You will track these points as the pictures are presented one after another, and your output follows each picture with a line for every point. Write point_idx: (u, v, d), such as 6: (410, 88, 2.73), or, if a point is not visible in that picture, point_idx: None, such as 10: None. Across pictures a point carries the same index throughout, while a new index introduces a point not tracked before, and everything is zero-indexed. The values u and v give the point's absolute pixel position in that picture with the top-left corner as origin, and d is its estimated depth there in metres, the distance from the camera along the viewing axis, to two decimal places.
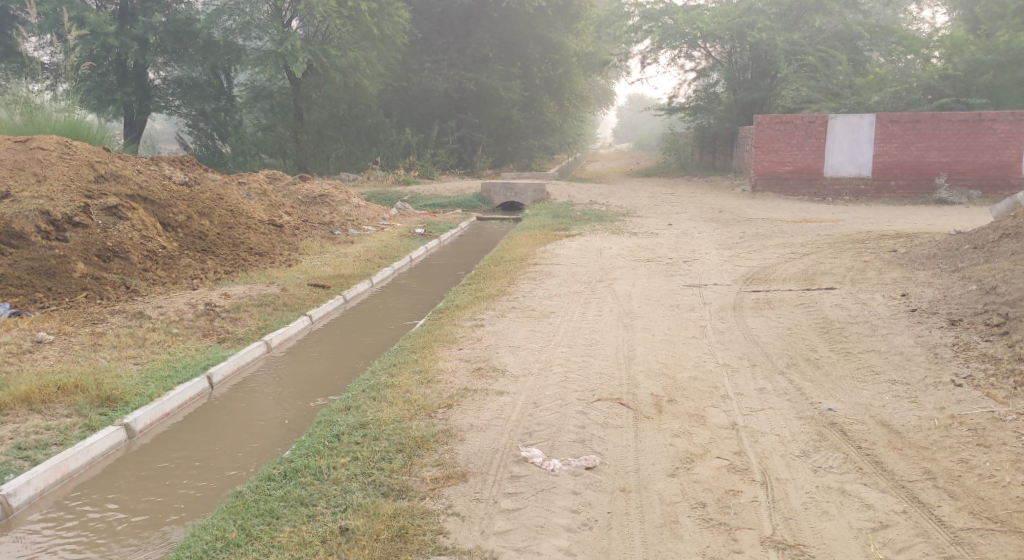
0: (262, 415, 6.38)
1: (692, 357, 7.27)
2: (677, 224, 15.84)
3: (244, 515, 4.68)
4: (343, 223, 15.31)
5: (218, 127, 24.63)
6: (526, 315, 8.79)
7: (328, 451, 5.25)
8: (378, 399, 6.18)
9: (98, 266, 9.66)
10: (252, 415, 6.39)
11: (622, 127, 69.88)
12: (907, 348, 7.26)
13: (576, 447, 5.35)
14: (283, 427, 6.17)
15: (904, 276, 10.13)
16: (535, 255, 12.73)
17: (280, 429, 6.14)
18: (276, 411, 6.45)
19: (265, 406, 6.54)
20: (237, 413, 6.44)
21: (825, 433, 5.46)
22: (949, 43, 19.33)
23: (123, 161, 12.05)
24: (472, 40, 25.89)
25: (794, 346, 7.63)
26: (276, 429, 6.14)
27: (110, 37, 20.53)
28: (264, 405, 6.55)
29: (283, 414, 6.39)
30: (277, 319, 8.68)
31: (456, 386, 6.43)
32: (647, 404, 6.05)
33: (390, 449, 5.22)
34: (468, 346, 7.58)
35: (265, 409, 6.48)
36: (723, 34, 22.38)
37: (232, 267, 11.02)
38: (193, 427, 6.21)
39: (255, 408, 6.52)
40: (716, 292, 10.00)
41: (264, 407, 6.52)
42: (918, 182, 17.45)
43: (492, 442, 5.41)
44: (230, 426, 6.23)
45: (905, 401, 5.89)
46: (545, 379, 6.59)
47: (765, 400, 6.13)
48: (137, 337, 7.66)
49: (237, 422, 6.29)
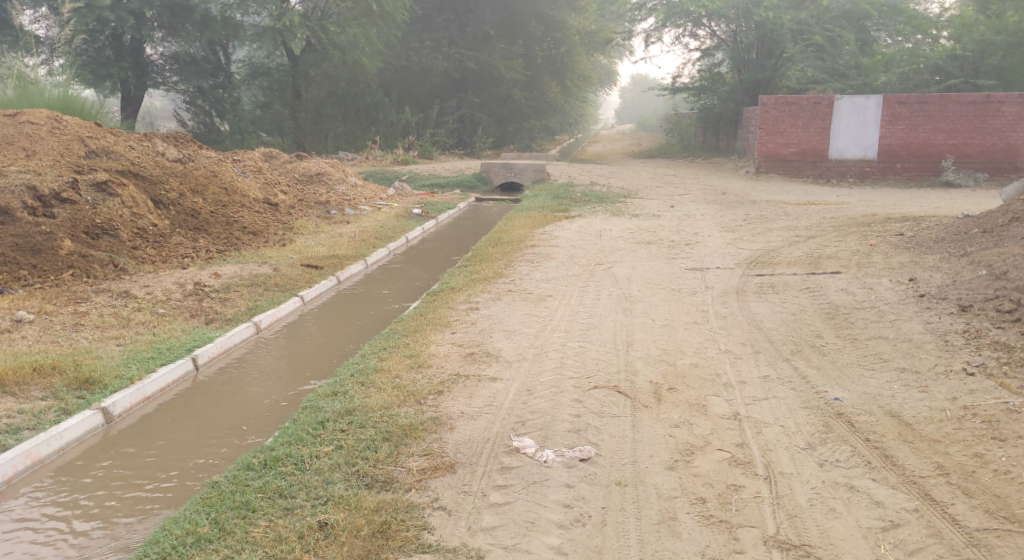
0: (247, 400, 6.16)
1: (693, 343, 7.04)
2: (680, 206, 15.54)
3: (218, 508, 4.45)
4: (340, 202, 15.04)
5: (215, 104, 23.76)
6: (522, 298, 8.55)
7: (311, 439, 5.01)
8: (366, 385, 5.94)
9: (85, 243, 9.40)
10: (237, 400, 6.17)
11: (624, 108, 69.40)
12: (916, 336, 7.01)
13: (570, 438, 5.13)
14: (267, 412, 5.95)
15: (910, 260, 9.86)
16: (533, 237, 12.48)
17: (262, 414, 5.92)
18: (262, 395, 6.24)
19: (251, 390, 6.32)
20: (222, 397, 6.22)
21: (832, 424, 5.22)
22: (959, 23, 18.77)
23: (115, 136, 11.77)
24: (473, 17, 25.39)
25: (798, 332, 7.39)
26: (259, 415, 5.92)
27: (105, 10, 19.89)
28: (249, 390, 6.34)
29: (269, 399, 6.17)
30: (267, 300, 8.43)
31: (448, 372, 6.20)
32: (646, 393, 5.82)
33: (376, 438, 4.98)
34: (462, 330, 7.33)
35: (251, 394, 6.27)
36: (728, 13, 22.07)
37: (224, 246, 10.80)
38: (174, 412, 5.98)
39: (240, 391, 6.32)
40: (718, 275, 9.75)
41: (249, 391, 6.31)
42: (923, 164, 17.14)
43: (483, 431, 5.19)
44: (212, 410, 6.01)
45: (915, 391, 5.65)
46: (540, 365, 6.36)
47: (768, 389, 5.90)
48: (122, 317, 7.41)
49: (220, 406, 6.07)
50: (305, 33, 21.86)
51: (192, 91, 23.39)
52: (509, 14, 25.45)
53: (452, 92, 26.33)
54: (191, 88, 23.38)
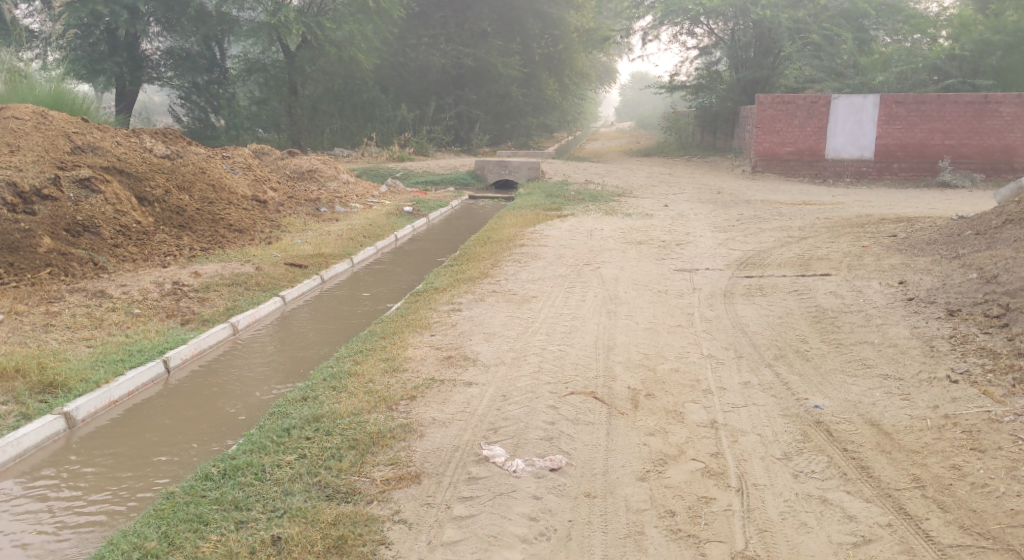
0: (214, 405, 6.05)
1: (675, 347, 6.91)
2: (673, 206, 15.42)
3: (169, 520, 4.36)
4: (331, 200, 14.90)
5: (211, 100, 24.17)
6: (506, 299, 8.42)
7: (274, 447, 4.91)
8: (338, 390, 5.81)
9: (65, 241, 9.27)
10: (204, 405, 6.06)
11: (624, 106, 69.24)
12: (901, 341, 6.89)
13: (541, 446, 5.02)
14: (234, 418, 5.83)
15: (901, 262, 9.74)
16: (523, 236, 12.35)
17: (228, 420, 5.81)
18: (231, 399, 6.13)
19: (221, 395, 6.21)
20: (190, 402, 6.10)
21: (809, 433, 5.10)
22: (958, 23, 18.77)
23: (101, 132, 11.63)
24: (471, 14, 25.19)
25: (783, 337, 7.27)
26: (225, 421, 5.80)
27: (99, 5, 19.74)
28: (218, 395, 6.22)
29: (237, 404, 6.06)
30: (247, 300, 8.30)
31: (423, 376, 6.08)
32: (623, 399, 5.70)
33: (342, 446, 4.88)
34: (441, 332, 7.21)
35: (219, 398, 6.15)
36: (727, 11, 21.80)
37: (208, 244, 10.66)
38: (140, 417, 5.87)
39: (209, 396, 6.20)
40: (706, 277, 9.62)
41: (217, 396, 6.19)
42: (920, 165, 17.02)
43: (453, 438, 5.09)
44: (177, 416, 5.89)
45: (896, 399, 5.53)
46: (517, 369, 6.24)
47: (748, 395, 5.77)
48: (94, 317, 7.29)
49: (187, 412, 5.95)
50: (300, 30, 21.63)
51: (187, 86, 23.66)
52: (507, 11, 25.26)
53: (449, 89, 26.13)
54: (185, 83, 23.58)
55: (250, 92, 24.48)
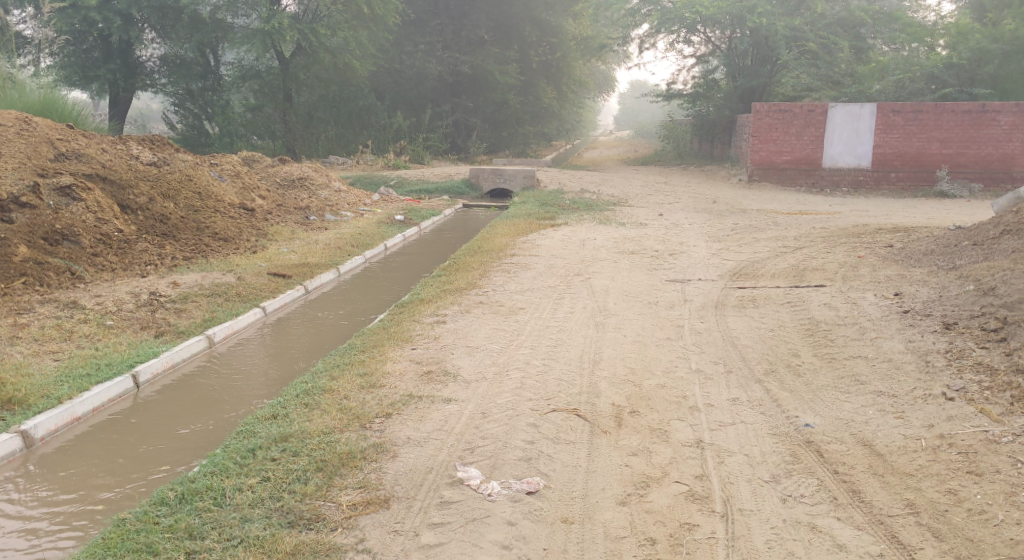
0: (170, 429, 5.80)
1: (663, 361, 6.70)
2: (668, 215, 15.22)
3: (117, 550, 4.21)
4: (321, 207, 14.69)
5: (205, 107, 23.86)
6: (493, 311, 8.20)
7: (237, 470, 4.75)
8: (310, 408, 5.59)
9: (43, 250, 9.02)
10: (161, 428, 5.82)
11: (623, 115, 69.21)
12: (896, 356, 6.68)
13: (519, 467, 4.81)
14: (185, 444, 5.58)
15: (897, 273, 9.53)
16: (514, 245, 12.15)
17: (178, 448, 5.54)
18: (186, 423, 5.87)
19: (176, 417, 5.96)
20: (147, 425, 5.87)
21: (800, 453, 4.88)
22: (955, 32, 18.57)
23: (87, 138, 11.42)
24: (468, 21, 24.87)
25: (774, 351, 7.06)
26: (174, 449, 5.53)
27: (92, 11, 19.53)
28: (177, 417, 5.97)
29: (190, 426, 5.81)
30: (225, 311, 8.08)
31: (400, 392, 5.85)
32: (607, 417, 5.47)
33: (308, 468, 4.72)
34: (422, 345, 6.99)
35: (176, 421, 5.91)
36: (722, 19, 21.71)
37: (191, 252, 10.41)
38: (92, 444, 5.63)
39: (167, 418, 5.96)
40: (699, 288, 9.42)
41: (175, 419, 5.94)
42: (917, 174, 16.85)
43: (427, 459, 4.89)
44: (129, 441, 5.65)
45: (891, 417, 5.31)
46: (499, 385, 6.01)
47: (736, 413, 5.57)
48: (64, 330, 7.12)
49: (139, 438, 5.70)
50: (295, 36, 21.12)
51: (181, 94, 23.46)
52: (504, 19, 25.11)
53: (445, 96, 25.95)
54: (179, 90, 23.41)
55: (245, 99, 24.05)
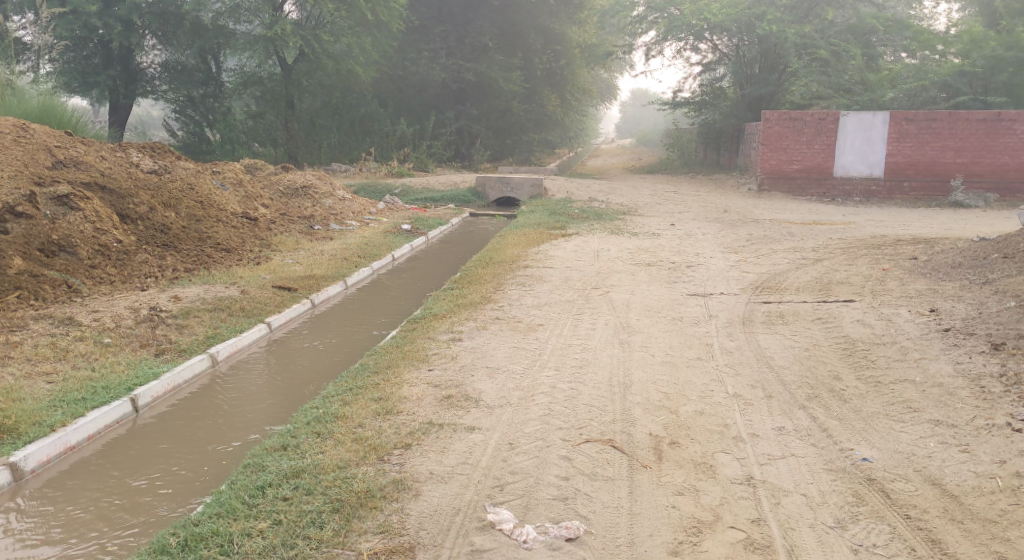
0: (167, 462, 5.37)
1: (698, 384, 6.25)
2: (680, 225, 14.79)
3: None
4: (325, 217, 14.27)
5: (206, 114, 23.41)
6: (510, 328, 7.75)
7: (245, 512, 4.40)
8: (323, 437, 5.15)
9: (39, 261, 8.60)
10: (158, 461, 5.39)
11: (625, 123, 68.84)
12: (946, 380, 6.23)
13: (555, 508, 4.48)
14: (184, 479, 5.16)
15: (929, 288, 9.06)
16: (526, 256, 11.72)
17: (178, 482, 5.13)
18: (184, 455, 5.43)
19: (177, 446, 5.56)
20: (143, 457, 5.43)
21: (864, 494, 4.63)
22: (967, 39, 17.98)
23: (86, 146, 11.05)
24: (472, 28, 24.66)
25: (813, 372, 6.62)
26: (172, 483, 5.13)
27: (92, 17, 19.17)
28: (178, 445, 5.57)
29: (189, 459, 5.39)
30: (229, 327, 7.65)
31: (419, 420, 5.40)
32: (645, 449, 5.06)
33: (324, 510, 4.38)
34: (440, 366, 6.54)
35: (178, 450, 5.51)
36: (731, 26, 21.33)
37: (193, 264, 9.97)
38: (84, 480, 5.19)
39: (168, 446, 5.56)
40: (722, 303, 8.96)
41: (177, 448, 5.52)
42: (932, 183, 16.45)
43: (453, 498, 4.53)
44: (122, 477, 5.21)
45: (956, 451, 5.00)
46: (524, 412, 5.56)
47: (784, 444, 5.14)
48: (59, 349, 6.69)
49: (134, 472, 5.27)
50: (298, 42, 20.63)
51: (182, 100, 23.05)
52: (509, 26, 24.78)
53: (449, 103, 25.56)
54: (180, 97, 23.01)
55: (246, 106, 23.67)
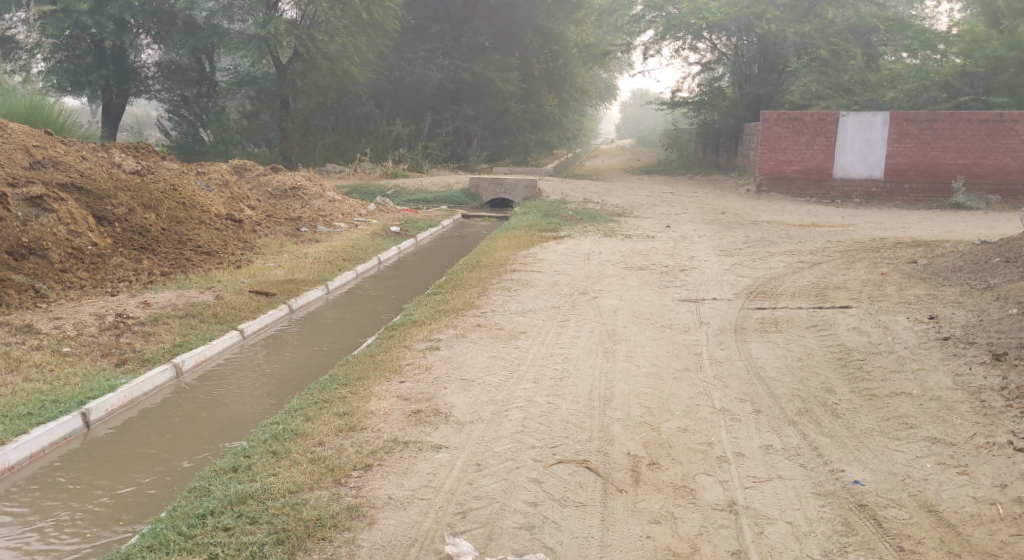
0: (116, 481, 5.07)
1: (683, 398, 5.91)
2: (676, 227, 14.48)
3: None
4: (312, 218, 13.95)
5: (199, 114, 23.07)
6: (491, 336, 7.42)
7: (181, 544, 4.11)
8: (278, 457, 4.82)
9: (6, 264, 8.28)
10: (106, 480, 5.09)
11: (625, 125, 68.42)
12: (945, 393, 5.90)
13: (519, 538, 4.18)
14: (131, 502, 4.85)
15: (929, 293, 8.73)
16: (514, 260, 11.40)
17: (126, 506, 4.83)
18: (135, 475, 5.14)
19: (128, 465, 5.25)
20: (91, 476, 5.14)
21: (852, 522, 4.32)
22: (969, 38, 17.56)
23: (65, 146, 10.75)
24: (468, 28, 24.24)
25: (806, 384, 6.28)
26: (119, 507, 4.82)
27: (83, 15, 18.74)
28: (130, 463, 5.27)
29: (140, 479, 5.08)
30: (198, 335, 7.31)
31: (384, 438, 5.07)
32: (622, 471, 4.73)
33: (267, 541, 4.09)
34: (413, 379, 6.20)
35: (129, 468, 5.21)
36: (729, 25, 20.93)
37: (170, 267, 9.63)
38: (24, 501, 4.89)
39: (118, 465, 5.26)
40: (715, 309, 8.63)
41: (128, 466, 5.23)
42: (932, 185, 16.10)
43: (409, 527, 4.22)
44: (63, 499, 4.91)
45: (954, 473, 4.67)
46: (496, 429, 5.23)
47: (772, 465, 4.81)
48: (15, 358, 6.38)
49: (79, 494, 4.97)
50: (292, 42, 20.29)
51: (175, 100, 22.82)
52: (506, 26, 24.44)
53: (445, 104, 25.20)
54: (174, 97, 22.80)
55: (240, 106, 23.40)
